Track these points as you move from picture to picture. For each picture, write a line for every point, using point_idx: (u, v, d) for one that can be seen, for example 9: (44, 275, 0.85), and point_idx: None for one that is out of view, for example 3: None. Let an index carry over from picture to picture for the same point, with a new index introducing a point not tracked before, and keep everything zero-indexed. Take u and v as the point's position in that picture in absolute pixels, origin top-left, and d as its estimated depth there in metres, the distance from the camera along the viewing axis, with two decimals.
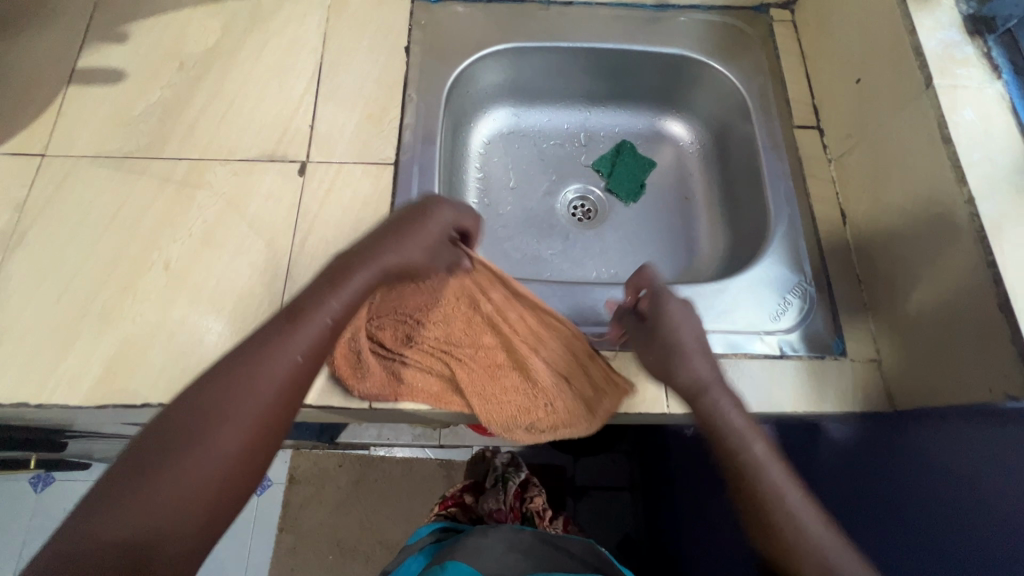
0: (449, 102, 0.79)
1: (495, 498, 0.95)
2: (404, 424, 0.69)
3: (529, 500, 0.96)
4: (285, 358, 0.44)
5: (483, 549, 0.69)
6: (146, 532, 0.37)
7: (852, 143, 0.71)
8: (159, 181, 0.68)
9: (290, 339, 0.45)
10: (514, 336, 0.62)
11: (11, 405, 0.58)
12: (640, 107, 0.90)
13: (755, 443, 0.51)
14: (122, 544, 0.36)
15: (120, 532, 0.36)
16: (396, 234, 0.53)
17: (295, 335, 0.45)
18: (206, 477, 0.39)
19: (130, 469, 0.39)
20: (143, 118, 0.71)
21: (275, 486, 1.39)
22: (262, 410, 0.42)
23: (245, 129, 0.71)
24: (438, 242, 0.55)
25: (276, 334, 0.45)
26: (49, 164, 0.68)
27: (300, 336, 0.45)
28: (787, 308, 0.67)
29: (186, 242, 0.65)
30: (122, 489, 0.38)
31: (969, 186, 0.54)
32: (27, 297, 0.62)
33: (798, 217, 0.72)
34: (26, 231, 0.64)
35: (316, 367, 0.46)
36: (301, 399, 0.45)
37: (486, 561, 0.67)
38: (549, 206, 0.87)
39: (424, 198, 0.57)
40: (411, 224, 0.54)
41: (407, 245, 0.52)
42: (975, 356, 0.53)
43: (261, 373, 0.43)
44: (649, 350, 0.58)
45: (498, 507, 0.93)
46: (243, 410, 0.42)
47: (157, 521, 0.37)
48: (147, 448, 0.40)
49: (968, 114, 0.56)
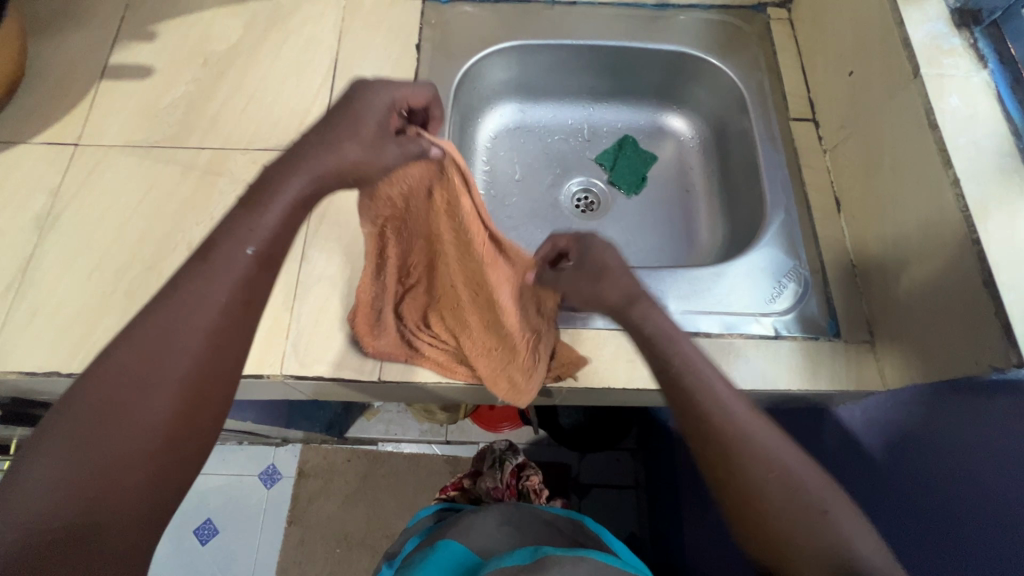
0: (457, 97, 0.83)
1: (493, 477, 0.99)
2: (413, 400, 0.72)
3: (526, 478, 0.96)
4: (209, 303, 0.41)
5: (474, 526, 0.70)
6: (91, 497, 0.36)
7: (845, 134, 0.73)
8: (184, 169, 0.72)
9: (210, 280, 0.41)
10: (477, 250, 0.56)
11: (43, 374, 0.62)
12: (641, 103, 0.93)
13: (731, 404, 0.47)
14: (66, 512, 0.35)
15: (61, 500, 0.35)
16: (325, 135, 0.48)
17: (216, 275, 0.41)
18: (139, 436, 0.37)
19: (61, 435, 0.36)
20: (169, 111, 0.75)
21: (284, 480, 1.41)
22: (192, 361, 0.40)
23: (264, 121, 0.75)
24: (378, 136, 0.49)
25: (194, 278, 0.41)
26: (81, 153, 0.72)
27: (223, 275, 0.42)
28: (782, 291, 0.69)
29: (207, 226, 0.69)
30: (53, 457, 0.36)
31: (954, 168, 0.56)
32: (59, 276, 0.66)
33: (794, 206, 0.74)
34: (59, 215, 0.69)
35: (248, 308, 0.43)
36: (237, 347, 0.42)
37: (479, 539, 0.68)
38: (553, 197, 0.90)
39: (353, 86, 0.51)
40: (341, 120, 0.49)
41: (338, 145, 0.48)
42: (963, 331, 0.54)
43: (185, 322, 0.40)
44: (578, 288, 0.56)
45: (494, 486, 0.97)
46: (172, 371, 0.39)
47: (97, 489, 0.36)
48: (75, 414, 0.37)
49: (954, 101, 0.59)
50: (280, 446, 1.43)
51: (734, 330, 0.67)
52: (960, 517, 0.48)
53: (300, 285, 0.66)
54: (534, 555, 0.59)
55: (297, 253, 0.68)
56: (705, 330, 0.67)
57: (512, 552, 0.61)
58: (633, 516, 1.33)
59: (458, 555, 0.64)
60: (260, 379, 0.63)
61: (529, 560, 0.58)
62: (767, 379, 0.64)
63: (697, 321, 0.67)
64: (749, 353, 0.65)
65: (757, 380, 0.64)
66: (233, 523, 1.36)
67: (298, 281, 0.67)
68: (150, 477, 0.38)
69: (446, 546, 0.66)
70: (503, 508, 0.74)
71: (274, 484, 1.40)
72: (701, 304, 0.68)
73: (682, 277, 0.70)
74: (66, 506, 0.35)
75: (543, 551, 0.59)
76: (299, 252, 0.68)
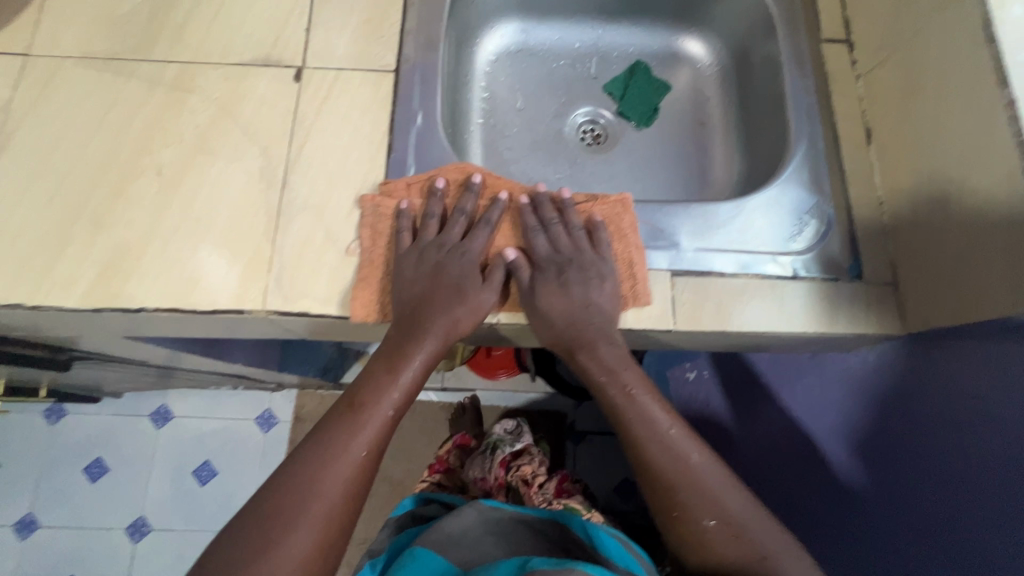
0: (454, 10, 0.75)
1: (480, 467, 1.00)
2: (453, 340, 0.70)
3: (517, 469, 0.95)
4: (352, 456, 0.51)
5: (454, 538, 0.65)
6: (306, 550, 0.47)
7: (882, 56, 0.66)
8: (149, 84, 0.65)
9: (355, 434, 0.52)
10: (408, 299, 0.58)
11: (8, 307, 0.57)
12: (655, 25, 0.85)
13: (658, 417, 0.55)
14: (310, 549, 0.47)
15: (306, 545, 0.47)
16: (442, 267, 0.59)
17: (358, 427, 0.53)
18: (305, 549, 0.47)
19: (308, 486, 0.49)
20: (129, 17, 0.67)
21: (280, 423, 1.41)
22: (349, 471, 0.51)
23: (237, 32, 0.67)
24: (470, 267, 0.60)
25: (379, 386, 0.55)
26: (32, 65, 0.65)
27: (365, 434, 0.53)
28: (803, 230, 0.64)
29: (179, 147, 0.63)
30: (293, 507, 0.48)
31: (1010, 88, 0.50)
32: (17, 200, 0.60)
33: (820, 135, 0.68)
34: (13, 134, 0.62)
35: (377, 459, 0.53)
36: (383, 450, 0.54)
37: (463, 552, 0.63)
38: (558, 128, 0.83)
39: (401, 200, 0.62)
40: (448, 267, 0.59)
41: (454, 271, 0.59)
42: (999, 269, 0.50)
43: (342, 455, 0.51)
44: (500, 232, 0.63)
45: (483, 476, 0.99)
46: (347, 458, 0.51)
47: (319, 517, 0.48)
48: (298, 496, 0.49)
49: (1016, 11, 0.52)
50: (276, 392, 1.43)
51: (749, 270, 0.62)
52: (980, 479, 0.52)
53: (283, 215, 0.61)
54: (521, 568, 0.52)
55: (279, 179, 0.62)
56: (719, 269, 0.62)
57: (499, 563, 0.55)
58: (627, 462, 1.35)
59: (441, 567, 0.60)
60: (241, 315, 0.58)
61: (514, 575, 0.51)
62: (780, 324, 0.61)
63: (711, 260, 0.63)
64: (762, 295, 0.61)
65: (768, 325, 0.61)
66: (231, 464, 1.38)
67: (281, 210, 0.61)
68: (326, 544, 0.48)
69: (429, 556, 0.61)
70: (489, 510, 0.69)
71: (270, 428, 1.41)
72: (714, 242, 0.63)
73: (696, 211, 0.65)
74: (319, 547, 0.48)
75: (530, 566, 0.51)
76: (281, 178, 0.62)
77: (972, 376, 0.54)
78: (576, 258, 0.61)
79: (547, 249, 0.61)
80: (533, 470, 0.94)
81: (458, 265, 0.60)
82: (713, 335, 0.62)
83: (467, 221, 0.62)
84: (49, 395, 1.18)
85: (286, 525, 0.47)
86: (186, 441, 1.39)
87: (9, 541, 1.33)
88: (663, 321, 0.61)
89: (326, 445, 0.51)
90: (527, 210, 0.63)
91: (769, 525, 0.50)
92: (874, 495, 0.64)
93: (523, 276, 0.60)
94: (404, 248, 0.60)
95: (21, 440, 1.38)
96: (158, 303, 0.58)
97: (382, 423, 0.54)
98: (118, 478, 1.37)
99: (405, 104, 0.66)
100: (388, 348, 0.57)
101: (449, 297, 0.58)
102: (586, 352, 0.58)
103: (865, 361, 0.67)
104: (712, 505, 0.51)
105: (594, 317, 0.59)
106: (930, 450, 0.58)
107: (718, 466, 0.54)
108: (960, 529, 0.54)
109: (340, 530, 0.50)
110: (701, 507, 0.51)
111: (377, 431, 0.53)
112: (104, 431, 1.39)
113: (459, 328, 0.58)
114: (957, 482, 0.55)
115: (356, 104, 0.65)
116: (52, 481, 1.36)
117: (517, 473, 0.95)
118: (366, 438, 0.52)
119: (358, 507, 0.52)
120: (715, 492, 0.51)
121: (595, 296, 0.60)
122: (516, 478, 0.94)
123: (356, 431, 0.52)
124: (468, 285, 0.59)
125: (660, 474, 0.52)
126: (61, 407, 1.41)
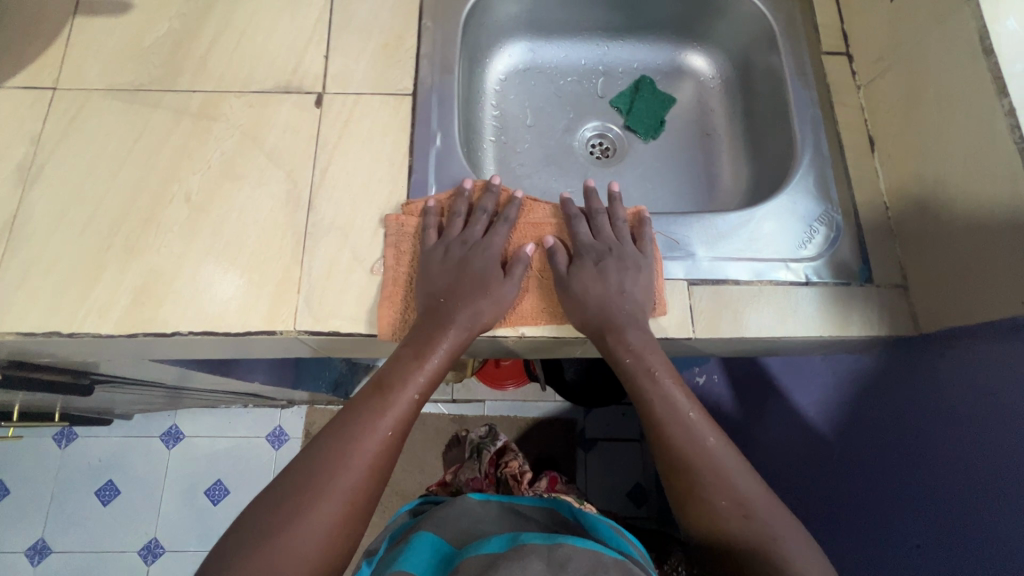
0: (466, 32, 0.77)
1: (472, 470, 1.14)
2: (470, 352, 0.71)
3: (506, 465, 1.11)
4: (377, 437, 0.51)
5: (449, 519, 0.65)
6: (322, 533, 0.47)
7: (883, 67, 0.69)
8: (175, 113, 0.67)
9: (381, 416, 0.52)
10: (448, 293, 0.59)
11: (43, 335, 0.58)
12: (659, 41, 0.88)
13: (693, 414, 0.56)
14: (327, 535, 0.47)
15: (323, 526, 0.47)
16: (467, 260, 0.61)
17: (385, 411, 0.53)
18: (324, 528, 0.47)
19: (323, 467, 0.49)
20: (153, 50, 0.69)
21: (293, 440, 1.41)
22: (373, 452, 0.51)
23: (259, 61, 0.70)
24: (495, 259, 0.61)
25: (404, 370, 0.55)
26: (60, 98, 0.67)
27: (391, 415, 0.53)
28: (813, 236, 0.67)
29: (205, 173, 0.64)
30: (310, 488, 0.48)
31: (1010, 97, 0.52)
32: (49, 229, 0.61)
33: (824, 144, 0.71)
34: (43, 166, 0.64)
35: (400, 445, 0.53)
36: (405, 437, 0.54)
37: (451, 529, 0.63)
38: (567, 143, 0.85)
39: (461, 199, 0.65)
40: (472, 259, 0.61)
41: (479, 264, 0.61)
42: (1006, 267, 0.52)
43: (368, 437, 0.51)
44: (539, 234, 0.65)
45: (474, 476, 1.12)
46: (371, 441, 0.51)
47: (341, 496, 0.48)
48: (313, 477, 0.49)
49: (1011, 24, 0.54)
50: (286, 408, 1.44)
51: (763, 277, 0.64)
52: (985, 467, 0.54)
53: (308, 237, 0.63)
54: (512, 543, 0.54)
55: (304, 203, 0.64)
56: (734, 277, 0.64)
57: (490, 538, 0.57)
58: (639, 467, 1.36)
59: (435, 543, 0.59)
60: (272, 335, 0.60)
61: (505, 548, 0.53)
62: (794, 328, 0.62)
63: (726, 268, 0.64)
64: (776, 301, 0.63)
65: (781, 330, 0.62)
66: (244, 482, 1.38)
67: (307, 232, 0.63)
68: (344, 527, 0.48)
69: (423, 534, 0.60)
70: (478, 502, 0.70)
71: (283, 445, 1.41)
72: (727, 251, 0.65)
73: (708, 221, 0.67)
74: (338, 534, 0.47)
75: (521, 540, 0.54)
76: (306, 202, 0.64)
77: (978, 370, 0.56)
78: (614, 248, 0.63)
79: (589, 238, 0.64)
80: (520, 466, 1.10)
81: (481, 257, 0.61)
82: (730, 341, 0.64)
83: (491, 216, 0.64)
84: (65, 418, 1.19)
85: (314, 496, 0.48)
86: (199, 461, 1.39)
87: (22, 566, 1.32)
88: (683, 329, 0.62)
89: (355, 425, 0.52)
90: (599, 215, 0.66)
91: (781, 514, 0.51)
92: (887, 488, 0.64)
93: (559, 264, 0.62)
94: (430, 243, 0.62)
95: (34, 465, 1.38)
96: (190, 326, 0.59)
97: (407, 406, 0.54)
98: (132, 500, 1.37)
99: (423, 125, 0.68)
100: (414, 334, 0.58)
101: (475, 286, 0.59)
102: (614, 336, 0.58)
103: (875, 362, 0.69)
104: (741, 501, 0.51)
105: (626, 304, 0.60)
106: (938, 443, 0.59)
107: (736, 454, 0.54)
108: (963, 514, 0.55)
109: (360, 512, 0.49)
110: (717, 495, 0.51)
111: (402, 417, 0.53)
112: (118, 452, 1.39)
113: (484, 318, 0.58)
114: (964, 469, 0.56)
115: (376, 128, 0.67)
116: (66, 504, 1.36)
117: (506, 468, 1.10)
118: (390, 422, 0.52)
119: (381, 485, 0.52)
120: (732, 484, 0.51)
121: (630, 286, 0.61)
122: (505, 473, 1.10)
123: (383, 413, 0.53)
124: (493, 278, 0.60)
125: (687, 467, 0.53)
126: (73, 430, 1.41)
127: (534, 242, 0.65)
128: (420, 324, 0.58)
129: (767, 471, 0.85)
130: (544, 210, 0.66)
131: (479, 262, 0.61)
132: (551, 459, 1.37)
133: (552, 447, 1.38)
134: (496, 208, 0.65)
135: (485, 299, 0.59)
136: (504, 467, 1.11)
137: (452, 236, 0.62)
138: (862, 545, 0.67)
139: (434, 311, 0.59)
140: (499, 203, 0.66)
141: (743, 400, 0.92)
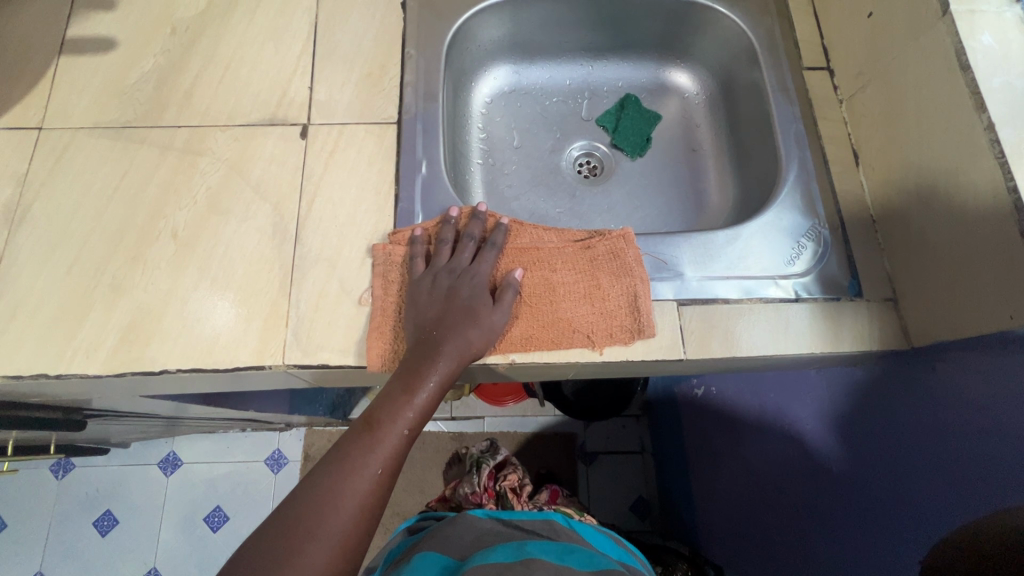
0: (450, 58, 0.77)
1: (472, 483, 1.12)
2: (466, 377, 0.70)
3: (505, 479, 1.11)
4: (367, 474, 0.51)
5: (452, 537, 0.64)
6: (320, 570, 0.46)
7: (863, 82, 0.69)
8: (160, 149, 0.67)
9: (369, 454, 0.52)
10: (434, 325, 0.58)
11: (31, 377, 0.58)
12: (641, 59, 0.88)
13: None
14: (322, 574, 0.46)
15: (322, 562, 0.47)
16: (452, 291, 0.60)
17: (374, 449, 0.52)
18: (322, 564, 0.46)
19: (316, 505, 0.48)
20: (138, 86, 0.70)
21: (292, 464, 1.40)
22: (366, 490, 0.50)
23: (244, 93, 0.70)
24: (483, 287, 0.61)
25: (393, 407, 0.54)
26: (46, 138, 0.67)
27: (379, 452, 0.52)
28: (801, 252, 0.67)
29: (192, 208, 0.64)
30: (305, 527, 0.47)
31: (988, 112, 0.52)
32: (37, 270, 0.61)
33: (809, 159, 0.71)
34: (29, 206, 0.64)
35: (391, 481, 0.53)
36: (397, 473, 0.53)
37: (455, 545, 0.62)
38: (555, 163, 0.85)
39: (454, 229, 0.64)
40: (457, 290, 0.60)
41: (464, 294, 0.60)
42: (994, 281, 0.52)
43: (358, 474, 0.51)
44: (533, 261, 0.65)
45: (474, 490, 1.10)
46: (362, 478, 0.50)
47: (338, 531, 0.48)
48: (304, 514, 0.48)
49: (986, 40, 0.55)
50: (284, 431, 1.43)
51: (753, 295, 0.64)
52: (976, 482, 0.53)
53: (296, 270, 0.62)
54: (518, 552, 0.55)
55: (291, 234, 0.64)
56: (724, 295, 0.64)
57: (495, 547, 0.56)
58: (641, 481, 1.35)
59: (438, 560, 0.58)
60: (261, 370, 0.59)
61: (512, 559, 0.53)
62: (786, 344, 0.62)
63: (715, 287, 0.64)
64: (768, 318, 0.63)
65: (773, 347, 0.62)
66: (243, 508, 1.37)
67: (294, 265, 0.63)
68: (343, 561, 0.48)
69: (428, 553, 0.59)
70: (477, 516, 0.69)
71: (281, 468, 1.40)
72: (715, 270, 0.65)
73: (695, 239, 0.67)
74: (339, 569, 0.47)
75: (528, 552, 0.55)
76: (294, 233, 0.64)
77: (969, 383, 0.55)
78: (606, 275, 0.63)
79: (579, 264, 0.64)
80: (519, 479, 1.11)
81: (468, 287, 0.60)
82: (723, 360, 0.63)
83: (476, 245, 0.64)
84: (64, 450, 1.18)
85: (305, 537, 0.47)
86: (197, 488, 1.38)
87: None
88: (674, 349, 0.62)
89: (345, 461, 0.51)
90: (584, 239, 0.66)
91: None
92: (882, 500, 0.63)
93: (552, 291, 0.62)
94: (418, 272, 0.62)
95: (30, 497, 1.37)
96: (178, 363, 0.59)
97: (397, 441, 0.53)
98: (130, 530, 1.35)
99: (409, 153, 0.68)
100: (402, 367, 0.57)
101: (461, 317, 0.58)
102: None
103: (870, 373, 0.68)
104: None
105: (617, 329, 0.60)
106: (930, 458, 0.58)
107: None
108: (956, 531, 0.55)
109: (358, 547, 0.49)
110: None
111: (391, 455, 0.52)
112: (115, 482, 1.38)
113: (471, 350, 0.58)
114: (952, 478, 0.55)
115: (361, 157, 0.68)
116: (63, 537, 1.34)
117: (505, 481, 1.11)
118: (379, 459, 0.52)
119: (374, 522, 0.51)
120: None
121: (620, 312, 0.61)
122: (504, 486, 1.09)
123: (373, 449, 0.52)
124: (481, 309, 0.59)
125: None
126: (70, 461, 1.40)
127: (524, 267, 0.64)
128: (407, 359, 0.57)
129: (768, 482, 0.84)
130: (532, 234, 0.66)
131: (466, 292, 0.60)
132: (552, 474, 1.35)
133: (553, 462, 1.37)
134: (483, 235, 0.65)
135: (471, 331, 0.58)
136: (505, 480, 1.11)
137: (436, 267, 0.62)
138: (863, 556, 0.66)
139: (421, 344, 0.58)
140: (487, 229, 0.66)
141: (744, 411, 0.91)
